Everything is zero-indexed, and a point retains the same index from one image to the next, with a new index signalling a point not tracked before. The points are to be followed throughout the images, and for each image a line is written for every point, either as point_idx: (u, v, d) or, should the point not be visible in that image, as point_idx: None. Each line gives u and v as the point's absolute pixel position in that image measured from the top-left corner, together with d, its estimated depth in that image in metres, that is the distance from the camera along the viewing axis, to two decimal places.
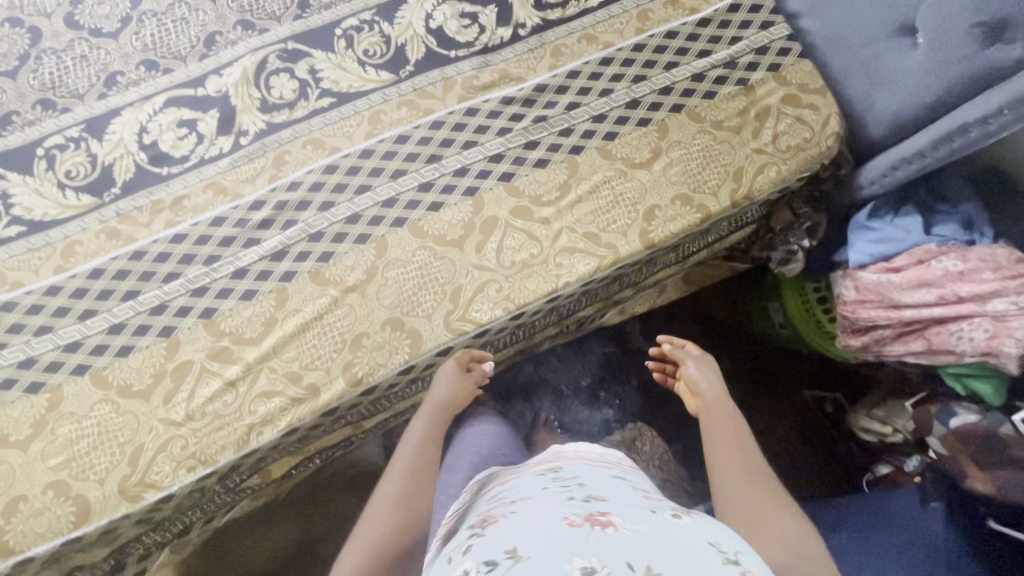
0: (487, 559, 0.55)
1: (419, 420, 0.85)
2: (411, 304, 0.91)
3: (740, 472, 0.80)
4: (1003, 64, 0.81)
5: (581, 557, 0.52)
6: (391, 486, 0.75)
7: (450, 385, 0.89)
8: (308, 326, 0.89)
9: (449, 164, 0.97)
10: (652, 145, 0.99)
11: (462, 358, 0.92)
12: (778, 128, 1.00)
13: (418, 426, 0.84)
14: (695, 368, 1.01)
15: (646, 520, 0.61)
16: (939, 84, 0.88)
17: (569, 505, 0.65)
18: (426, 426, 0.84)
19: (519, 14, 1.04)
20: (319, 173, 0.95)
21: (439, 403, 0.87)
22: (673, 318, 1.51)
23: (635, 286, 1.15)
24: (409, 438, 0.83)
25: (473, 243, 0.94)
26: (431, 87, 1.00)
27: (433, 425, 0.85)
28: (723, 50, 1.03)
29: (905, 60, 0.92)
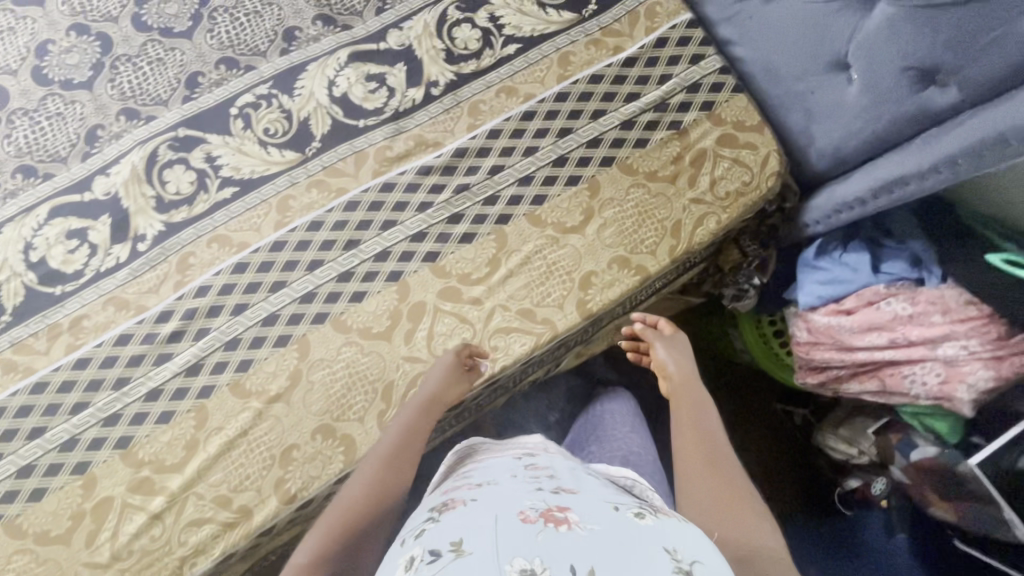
0: (433, 547, 0.51)
1: (408, 408, 0.81)
2: (342, 408, 0.86)
3: (707, 470, 0.73)
4: (939, 109, 0.75)
5: (522, 556, 0.48)
6: (366, 475, 0.73)
7: (443, 380, 0.83)
8: (233, 445, 0.84)
9: (369, 248, 0.90)
10: (583, 206, 0.93)
11: (460, 353, 0.86)
12: (716, 174, 0.94)
13: (406, 415, 0.80)
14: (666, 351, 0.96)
15: (606, 518, 0.55)
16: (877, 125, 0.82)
17: (532, 497, 0.59)
18: (414, 417, 0.80)
19: (430, 72, 0.96)
20: (228, 274, 0.88)
21: (431, 396, 0.81)
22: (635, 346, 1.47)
23: (586, 339, 1.10)
24: (393, 425, 0.79)
25: (402, 333, 0.88)
26: (341, 164, 0.93)
27: (420, 418, 0.80)
28: (652, 91, 0.96)
29: (841, 97, 0.86)
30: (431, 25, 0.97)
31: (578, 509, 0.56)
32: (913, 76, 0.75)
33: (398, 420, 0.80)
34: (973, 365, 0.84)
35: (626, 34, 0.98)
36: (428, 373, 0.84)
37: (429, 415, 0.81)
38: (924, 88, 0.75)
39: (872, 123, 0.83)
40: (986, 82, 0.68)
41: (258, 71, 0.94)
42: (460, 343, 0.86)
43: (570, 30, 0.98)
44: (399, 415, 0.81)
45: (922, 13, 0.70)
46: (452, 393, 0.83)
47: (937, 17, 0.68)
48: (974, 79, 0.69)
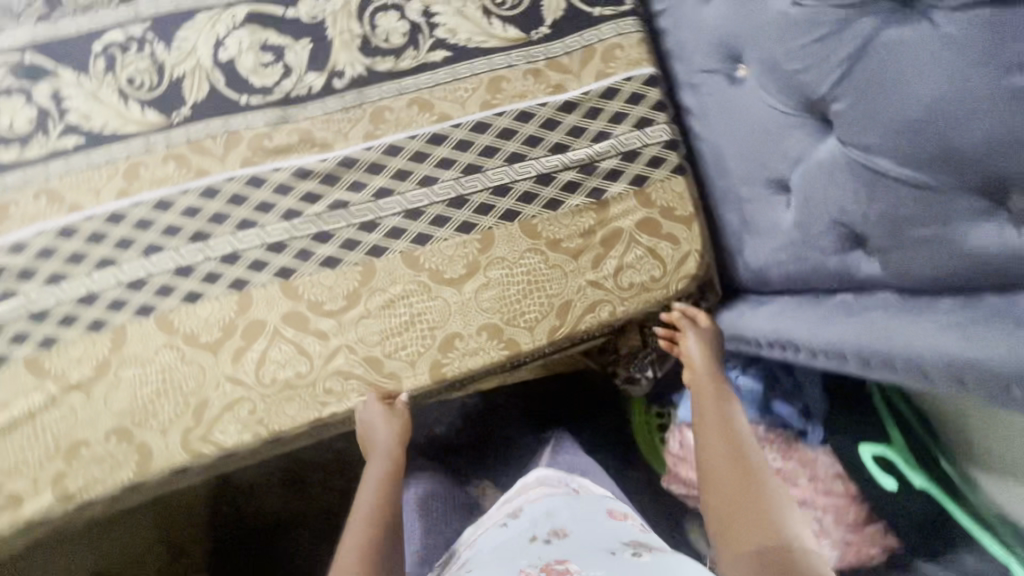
0: None
1: (373, 465, 0.79)
2: (146, 413, 0.78)
3: (735, 484, 0.66)
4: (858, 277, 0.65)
5: None
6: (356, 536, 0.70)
7: (388, 426, 0.78)
8: (16, 426, 0.76)
9: (217, 246, 0.79)
10: (468, 259, 0.81)
11: (380, 399, 0.79)
12: (624, 261, 0.82)
13: (374, 477, 0.78)
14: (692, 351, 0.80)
15: (604, 562, 0.58)
16: (802, 265, 0.71)
17: (527, 557, 0.61)
18: (384, 474, 0.78)
19: (337, 59, 0.84)
20: (50, 236, 0.78)
21: (390, 443, 0.79)
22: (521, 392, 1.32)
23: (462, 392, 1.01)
24: (365, 487, 0.77)
25: (230, 349, 0.79)
26: (209, 142, 0.81)
27: (390, 472, 0.79)
28: (582, 148, 0.83)
29: (777, 219, 0.74)
30: (351, 5, 0.84)
31: (576, 557, 0.60)
32: (841, 233, 0.65)
33: (368, 482, 0.78)
34: (821, 542, 0.78)
35: (572, 73, 0.85)
36: (370, 426, 0.79)
37: (396, 464, 0.80)
38: (850, 249, 0.66)
39: (795, 261, 0.72)
40: (911, 275, 0.59)
41: (133, 8, 0.82)
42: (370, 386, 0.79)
43: (510, 52, 0.85)
44: (367, 476, 0.78)
45: (864, 174, 0.60)
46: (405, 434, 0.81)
47: (877, 185, 0.59)
48: (902, 268, 0.60)
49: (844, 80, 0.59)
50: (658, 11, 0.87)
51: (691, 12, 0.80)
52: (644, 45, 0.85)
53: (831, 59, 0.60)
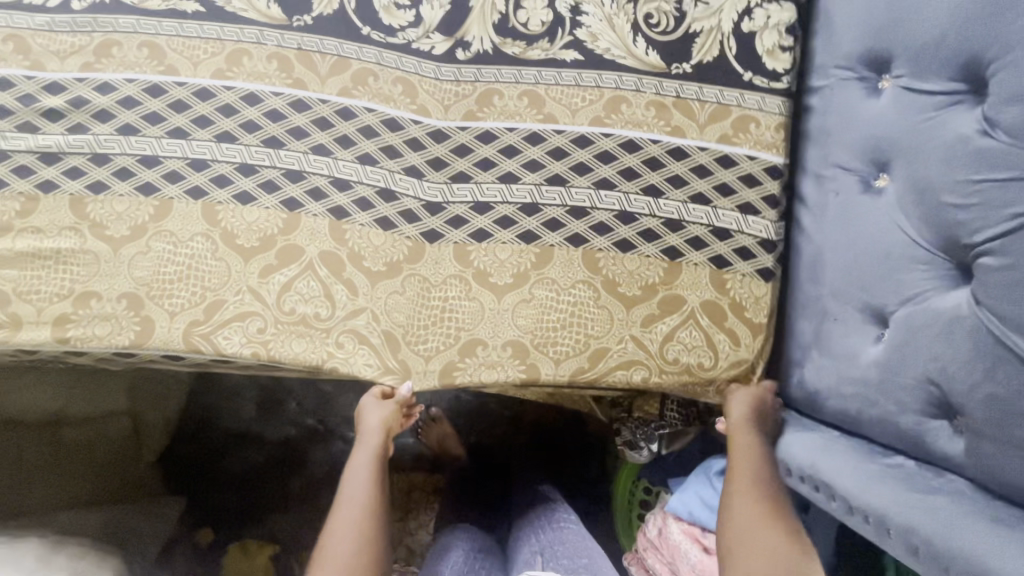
0: None
1: (361, 451, 0.77)
2: (161, 291, 0.77)
3: (753, 529, 0.65)
4: (935, 452, 0.60)
5: None
6: (351, 524, 0.71)
7: (382, 422, 0.76)
8: (40, 254, 0.77)
9: (287, 159, 0.78)
10: (520, 269, 0.77)
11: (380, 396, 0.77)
12: (676, 333, 0.76)
13: (363, 461, 0.77)
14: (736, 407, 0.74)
15: None
16: (875, 410, 0.65)
17: None
18: (373, 464, 0.76)
19: (470, 30, 0.78)
20: (138, 88, 0.78)
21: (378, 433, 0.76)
22: (485, 415, 1.34)
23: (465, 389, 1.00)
24: (355, 473, 0.76)
25: (261, 263, 0.77)
26: (318, 57, 0.79)
27: (377, 459, 0.77)
28: (676, 202, 0.77)
29: (858, 349, 0.68)
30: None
31: None
32: (928, 396, 0.61)
33: (356, 467, 0.76)
34: None
35: (697, 123, 0.77)
36: (364, 415, 0.78)
37: (384, 454, 0.78)
38: (931, 416, 0.61)
39: (865, 403, 0.66)
40: (997, 476, 0.54)
41: None
42: (375, 385, 0.77)
43: (643, 78, 0.78)
44: (355, 462, 0.77)
45: (992, 353, 0.54)
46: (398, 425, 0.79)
47: (998, 367, 0.54)
48: (989, 466, 0.55)
49: (1008, 238, 0.54)
50: (812, 87, 0.77)
51: (853, 101, 0.71)
52: (783, 131, 0.77)
53: (1002, 211, 0.55)
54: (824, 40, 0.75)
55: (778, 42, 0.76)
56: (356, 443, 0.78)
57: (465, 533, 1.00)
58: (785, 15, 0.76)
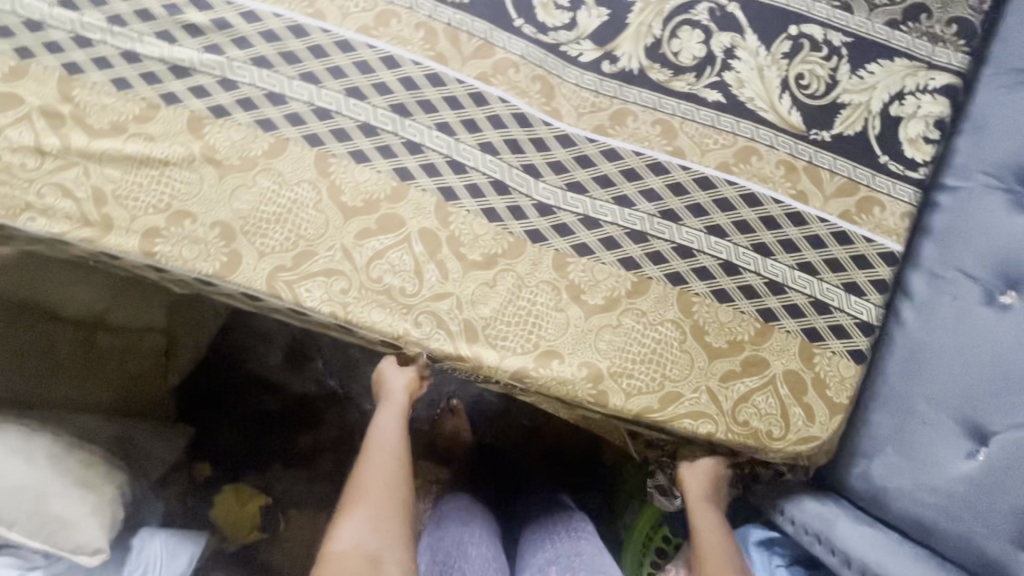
0: None
1: (388, 410, 0.89)
2: (257, 227, 0.76)
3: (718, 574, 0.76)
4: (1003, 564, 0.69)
5: None
6: (382, 468, 0.82)
7: (407, 385, 0.90)
8: (146, 163, 0.76)
9: (410, 131, 0.77)
10: (613, 292, 0.76)
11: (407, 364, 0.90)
12: (753, 396, 0.75)
13: (390, 419, 0.88)
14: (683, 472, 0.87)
15: None
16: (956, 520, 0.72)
17: None
18: (399, 421, 0.88)
19: (620, 46, 0.77)
20: (284, 24, 0.77)
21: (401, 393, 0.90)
22: (507, 420, 1.37)
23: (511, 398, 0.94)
24: (383, 427, 0.87)
25: (361, 225, 0.76)
26: (465, 38, 0.78)
27: (402, 418, 0.89)
28: (782, 265, 0.76)
29: (950, 458, 0.73)
30: (664, 5, 0.77)
31: None
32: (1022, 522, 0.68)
33: (383, 424, 0.88)
34: None
35: (823, 192, 0.76)
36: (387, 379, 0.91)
37: (407, 414, 0.90)
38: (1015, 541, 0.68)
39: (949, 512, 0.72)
40: None
41: None
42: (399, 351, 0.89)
43: (779, 134, 0.77)
44: (383, 419, 0.88)
45: None
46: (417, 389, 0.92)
47: None
48: None
49: None
50: (948, 184, 0.80)
51: (990, 211, 0.76)
52: (907, 220, 0.77)
53: None
54: (973, 141, 0.79)
55: (922, 133, 0.76)
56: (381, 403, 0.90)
57: (460, 505, 1.05)
58: (936, 108, 0.76)
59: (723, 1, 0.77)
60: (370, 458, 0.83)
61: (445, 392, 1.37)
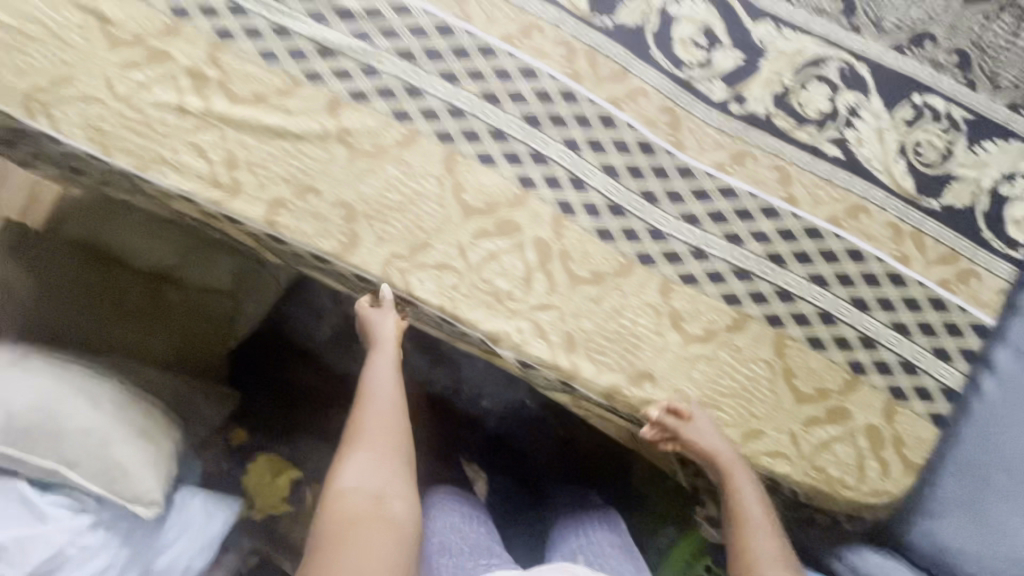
0: None
1: (381, 355, 0.88)
2: (379, 213, 0.78)
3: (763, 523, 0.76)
4: None
5: None
6: (382, 413, 0.84)
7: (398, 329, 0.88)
8: (280, 135, 0.78)
9: (538, 141, 0.79)
10: (713, 325, 0.78)
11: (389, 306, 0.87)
12: (833, 443, 0.78)
13: (384, 363, 0.88)
14: (701, 431, 0.76)
15: None
16: None
17: None
18: (393, 365, 0.88)
19: (751, 91, 0.80)
20: (432, 22, 0.79)
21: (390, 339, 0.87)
22: (540, 429, 1.41)
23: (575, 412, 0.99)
24: (378, 375, 0.88)
25: (478, 225, 0.78)
26: (604, 60, 0.80)
27: (394, 361, 0.89)
28: (877, 322, 0.78)
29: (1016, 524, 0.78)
30: (797, 57, 0.80)
31: None
32: None
33: (377, 369, 0.88)
34: None
35: (925, 257, 0.79)
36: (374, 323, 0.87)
37: (399, 358, 0.90)
38: None
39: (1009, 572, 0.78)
40: None
41: None
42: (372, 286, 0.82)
43: (891, 196, 0.80)
44: (376, 363, 0.88)
45: None
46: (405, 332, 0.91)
47: None
48: None
49: None
50: None
51: None
52: (1000, 297, 0.80)
53: None
54: None
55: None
56: (372, 348, 0.89)
57: (452, 487, 1.14)
58: None
59: (855, 62, 0.80)
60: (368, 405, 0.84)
61: (486, 390, 1.43)
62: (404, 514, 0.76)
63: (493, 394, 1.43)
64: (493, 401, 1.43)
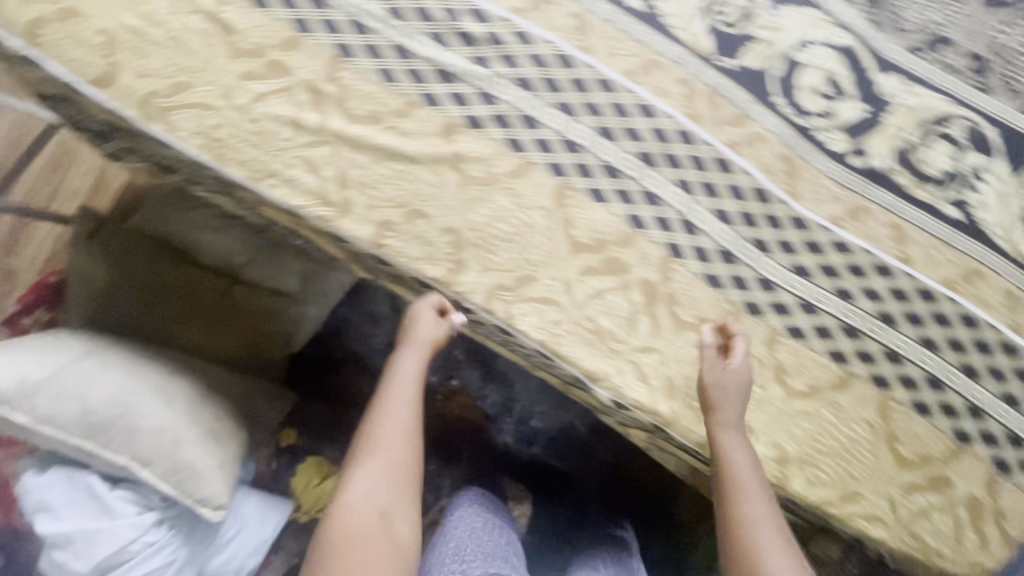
0: None
1: (410, 358, 0.87)
2: (488, 242, 0.78)
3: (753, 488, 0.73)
4: None
5: None
6: (400, 421, 0.83)
7: (439, 333, 0.85)
8: (393, 157, 0.77)
9: (651, 180, 0.78)
10: (816, 382, 0.77)
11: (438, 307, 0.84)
12: (932, 512, 0.76)
13: (411, 366, 0.88)
14: (720, 377, 0.74)
15: None
16: None
17: None
18: (419, 370, 0.88)
19: (873, 144, 0.78)
20: (553, 51, 0.78)
21: (429, 342, 0.86)
22: (590, 453, 1.41)
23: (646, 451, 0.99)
24: (403, 373, 0.87)
25: (585, 262, 0.77)
26: (725, 103, 0.79)
27: (422, 366, 0.88)
28: (987, 391, 0.77)
29: None
30: (922, 113, 0.79)
31: None
32: None
33: (403, 371, 0.87)
34: None
35: None
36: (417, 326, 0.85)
37: (427, 363, 0.89)
38: None
39: None
40: None
41: None
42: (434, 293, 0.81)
43: (1008, 263, 0.78)
44: (404, 366, 0.88)
45: None
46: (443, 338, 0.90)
47: None
48: None
49: None
50: None
51: None
52: None
53: None
54: None
55: None
56: (403, 348, 0.88)
57: (475, 499, 1.17)
58: None
59: (981, 123, 0.78)
60: (387, 407, 0.84)
61: (536, 410, 1.42)
62: (403, 532, 0.78)
63: (543, 415, 1.42)
64: (543, 422, 1.42)
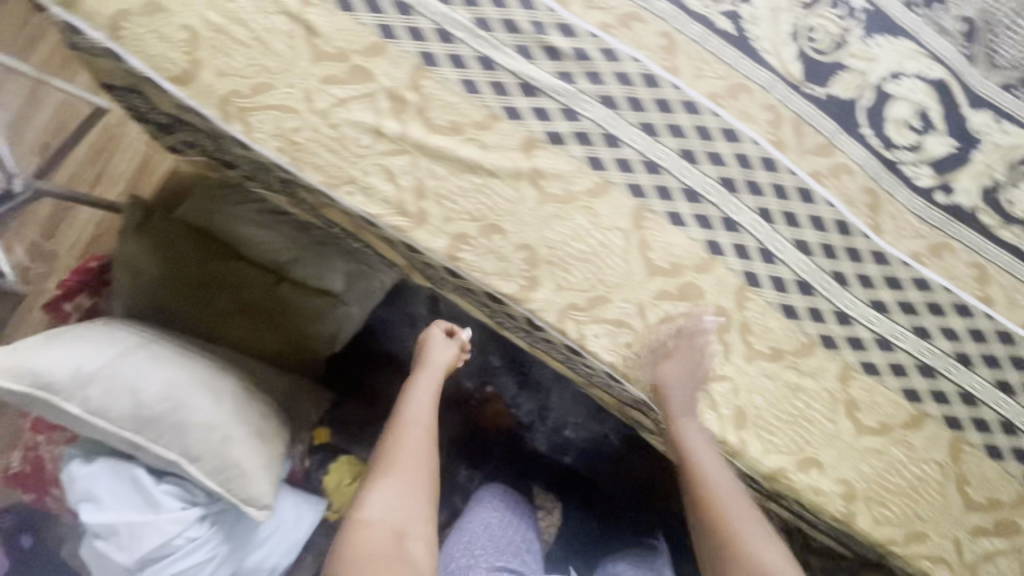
0: None
1: (424, 380, 0.91)
2: (564, 261, 0.77)
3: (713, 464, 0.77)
4: None
5: None
6: (415, 438, 0.84)
7: (450, 356, 0.95)
8: (473, 169, 0.76)
9: (732, 206, 0.76)
10: (888, 419, 0.76)
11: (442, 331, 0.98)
12: (998, 556, 0.76)
13: (425, 388, 0.91)
14: (676, 372, 0.77)
15: None
16: None
17: None
18: (432, 392, 0.90)
19: (959, 181, 0.77)
20: (640, 70, 0.76)
21: (441, 366, 0.94)
22: (622, 465, 1.41)
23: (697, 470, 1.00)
24: (417, 395, 0.89)
25: (661, 286, 0.77)
26: (810, 131, 0.77)
27: (434, 388, 0.91)
28: None
29: None
30: (1011, 152, 0.77)
31: None
32: None
33: (417, 392, 0.90)
34: None
35: None
36: (431, 347, 0.95)
37: (439, 386, 0.92)
38: None
39: None
40: None
41: None
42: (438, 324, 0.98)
43: None
44: (419, 387, 0.90)
45: None
46: (452, 364, 0.97)
47: None
48: None
49: None
50: None
51: None
52: None
53: None
54: None
55: None
56: (419, 372, 0.92)
57: (496, 492, 1.18)
58: None
59: None
60: (404, 422, 0.85)
61: (571, 420, 1.41)
62: (421, 555, 0.75)
63: (578, 425, 1.41)
64: (577, 433, 1.41)
